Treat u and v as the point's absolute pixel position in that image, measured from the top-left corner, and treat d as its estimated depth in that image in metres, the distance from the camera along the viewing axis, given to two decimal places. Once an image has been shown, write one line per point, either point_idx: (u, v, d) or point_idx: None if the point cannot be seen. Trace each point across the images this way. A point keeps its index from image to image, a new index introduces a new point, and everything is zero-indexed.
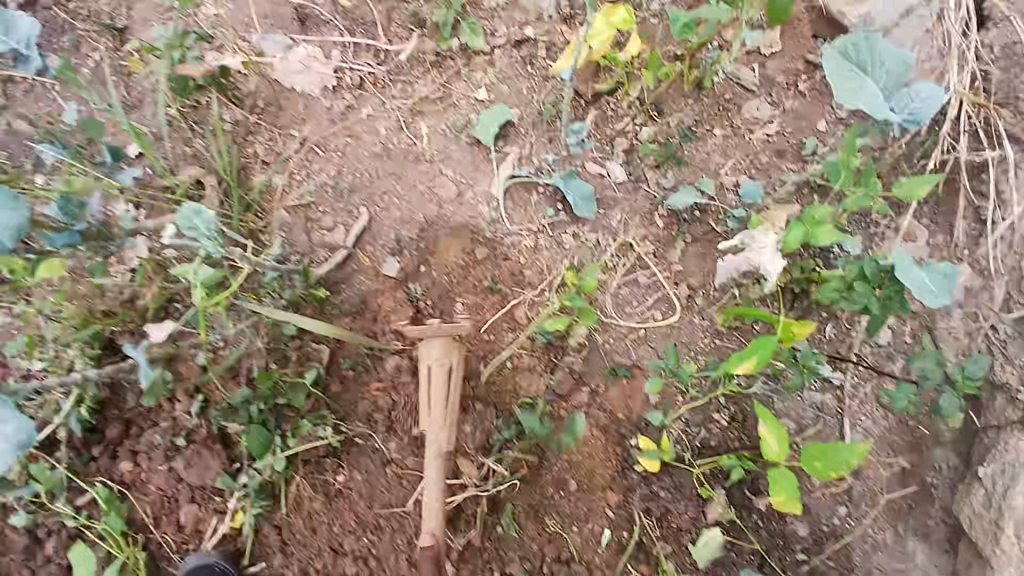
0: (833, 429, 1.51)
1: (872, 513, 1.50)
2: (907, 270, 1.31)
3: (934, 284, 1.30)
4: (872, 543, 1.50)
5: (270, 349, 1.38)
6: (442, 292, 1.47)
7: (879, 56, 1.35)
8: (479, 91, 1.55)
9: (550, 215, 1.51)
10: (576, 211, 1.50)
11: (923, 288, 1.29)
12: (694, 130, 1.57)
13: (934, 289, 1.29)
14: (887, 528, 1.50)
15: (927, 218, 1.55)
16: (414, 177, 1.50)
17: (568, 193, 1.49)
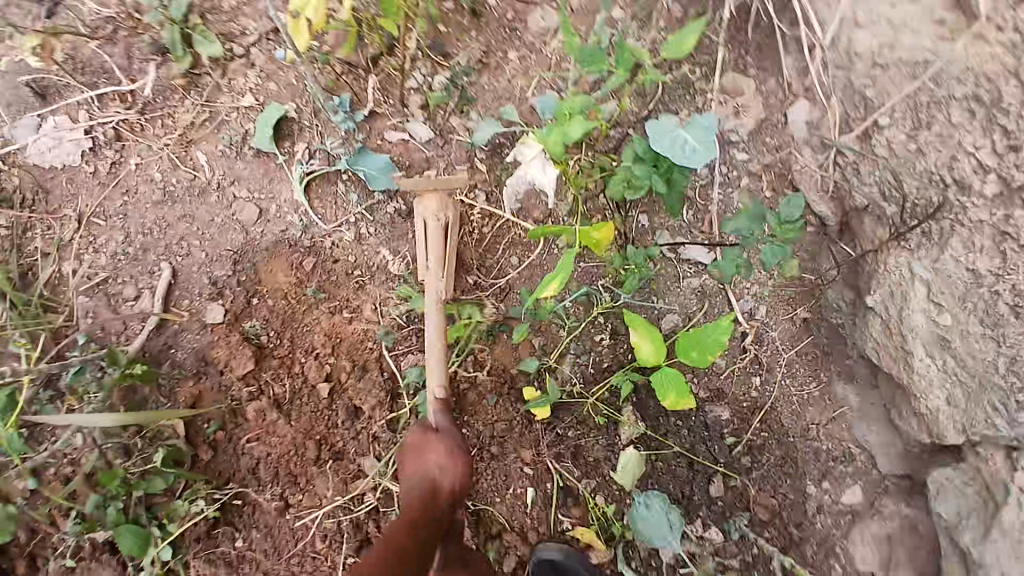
0: (721, 307, 1.42)
1: (789, 372, 1.41)
2: (662, 132, 1.21)
3: (693, 141, 1.19)
4: (798, 402, 1.41)
5: (106, 445, 1.29)
6: (285, 318, 1.37)
7: None
8: (245, 97, 1.39)
9: (356, 200, 1.38)
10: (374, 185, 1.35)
11: (672, 148, 1.18)
12: (486, 59, 1.43)
13: (690, 149, 1.18)
14: (810, 380, 1.41)
15: (754, 65, 1.42)
16: (207, 214, 1.38)
17: (362, 169, 1.34)
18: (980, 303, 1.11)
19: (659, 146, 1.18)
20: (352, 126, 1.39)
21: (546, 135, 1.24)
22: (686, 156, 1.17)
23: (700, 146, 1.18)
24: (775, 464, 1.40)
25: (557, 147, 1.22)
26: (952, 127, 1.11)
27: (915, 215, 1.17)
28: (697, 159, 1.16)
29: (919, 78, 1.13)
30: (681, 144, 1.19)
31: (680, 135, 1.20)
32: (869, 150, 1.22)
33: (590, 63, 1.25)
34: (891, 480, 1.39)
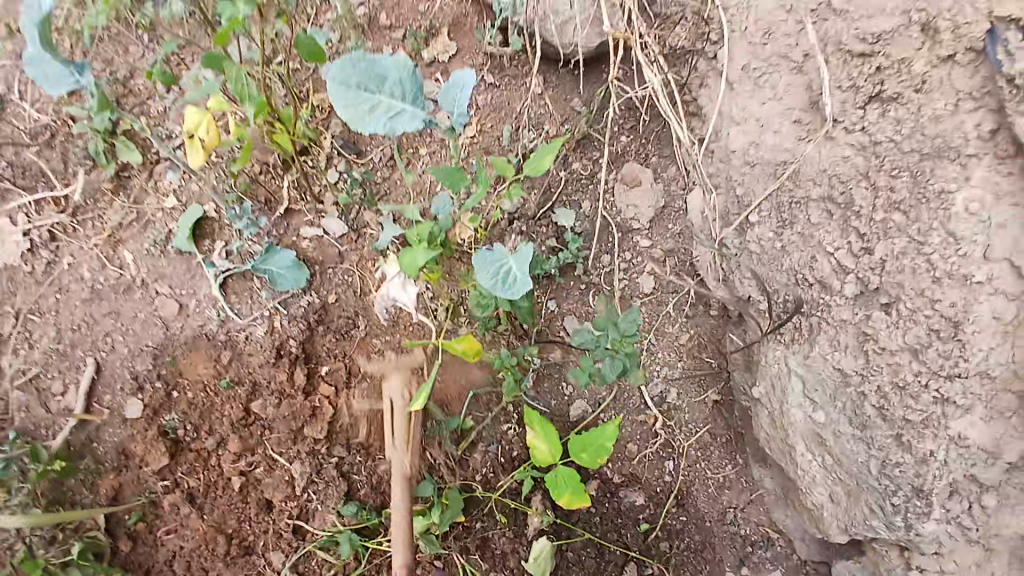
0: (628, 392, 1.49)
1: (701, 454, 1.50)
2: (491, 265, 1.20)
3: (516, 273, 1.19)
4: (714, 484, 1.49)
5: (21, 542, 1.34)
6: (202, 411, 1.41)
7: (381, 73, 1.24)
8: (168, 199, 1.48)
9: (267, 297, 1.44)
10: (281, 284, 1.43)
11: (494, 279, 1.18)
12: (399, 155, 1.52)
13: (513, 280, 1.18)
14: (725, 461, 1.49)
15: (655, 154, 1.51)
16: (131, 309, 1.45)
17: (267, 268, 1.42)
18: (848, 402, 1.12)
19: (483, 278, 1.17)
20: (256, 230, 1.46)
21: (403, 259, 1.23)
22: (503, 289, 1.17)
23: (522, 279, 1.18)
24: (691, 533, 1.48)
25: (410, 267, 1.22)
26: (812, 226, 1.14)
27: (785, 310, 1.21)
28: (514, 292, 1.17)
29: (778, 178, 1.18)
30: (505, 274, 1.19)
31: (507, 265, 1.21)
32: (745, 245, 1.26)
33: (449, 180, 1.29)
34: (811, 565, 1.44)
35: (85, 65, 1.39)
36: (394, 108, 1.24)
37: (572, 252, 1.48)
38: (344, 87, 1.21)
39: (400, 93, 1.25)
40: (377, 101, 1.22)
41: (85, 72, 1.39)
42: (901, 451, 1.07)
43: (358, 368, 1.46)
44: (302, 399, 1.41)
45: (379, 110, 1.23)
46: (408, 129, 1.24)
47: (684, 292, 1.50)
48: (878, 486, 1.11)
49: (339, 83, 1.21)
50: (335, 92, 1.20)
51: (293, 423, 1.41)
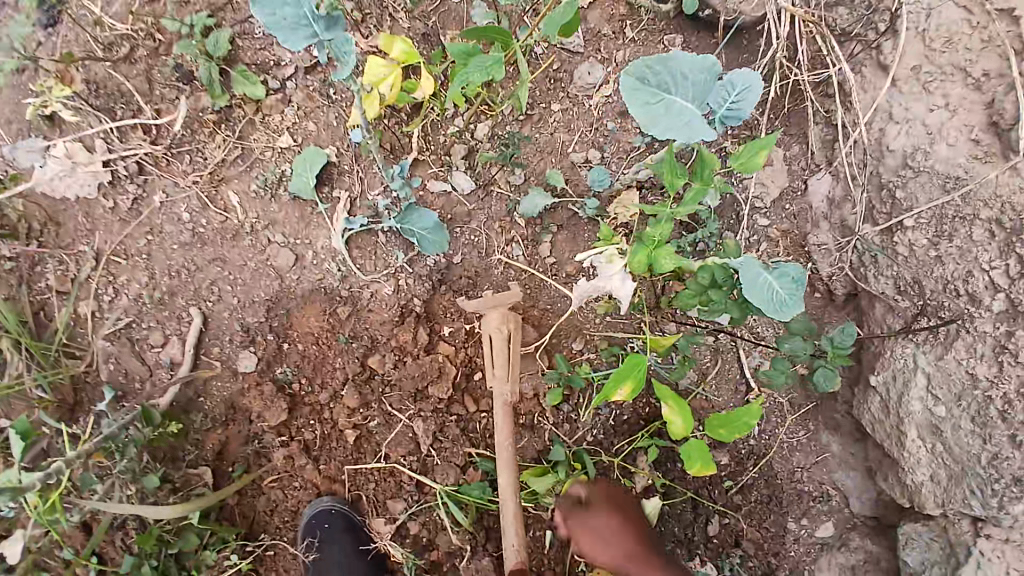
0: (730, 364, 1.53)
1: (784, 419, 1.54)
2: (760, 284, 1.13)
3: (786, 295, 1.13)
4: (788, 447, 1.55)
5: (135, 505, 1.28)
6: (316, 365, 1.36)
7: (682, 71, 1.06)
8: (281, 136, 1.33)
9: (401, 258, 1.34)
10: (426, 247, 1.32)
11: (770, 302, 1.12)
12: (530, 111, 1.42)
13: (783, 303, 1.13)
14: (800, 429, 1.55)
15: (781, 128, 1.47)
16: (239, 257, 1.33)
17: (411, 230, 1.29)
18: (973, 403, 1.24)
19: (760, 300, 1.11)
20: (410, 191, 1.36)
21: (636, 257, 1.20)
22: (778, 312, 1.12)
23: (792, 302, 1.13)
24: (762, 490, 1.55)
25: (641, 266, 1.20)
26: (972, 243, 1.22)
27: (928, 314, 1.29)
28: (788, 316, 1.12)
29: (950, 192, 1.23)
30: (774, 295, 1.13)
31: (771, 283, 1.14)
32: (891, 245, 1.32)
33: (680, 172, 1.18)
34: (860, 519, 1.53)
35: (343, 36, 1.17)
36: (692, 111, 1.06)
37: (710, 230, 1.45)
38: (641, 84, 1.05)
39: (697, 95, 1.07)
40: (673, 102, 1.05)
41: (329, 27, 1.16)
42: (1012, 448, 1.21)
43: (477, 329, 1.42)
44: (425, 358, 1.38)
45: (674, 112, 1.04)
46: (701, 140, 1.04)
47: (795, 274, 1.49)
48: (982, 473, 1.25)
49: (635, 80, 1.05)
50: (631, 92, 1.04)
51: (419, 383, 1.38)
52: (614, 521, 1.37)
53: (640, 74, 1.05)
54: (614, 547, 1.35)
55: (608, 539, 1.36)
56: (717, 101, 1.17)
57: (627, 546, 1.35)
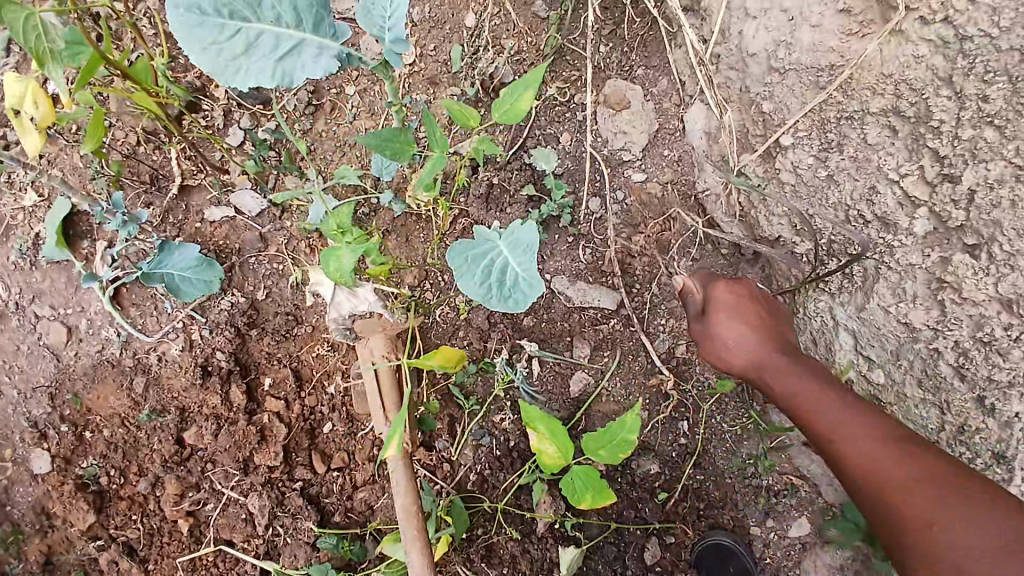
0: (638, 353, 1.22)
1: (715, 407, 1.22)
2: (476, 256, 0.86)
3: (519, 273, 0.83)
4: (732, 437, 1.23)
5: None
6: (126, 450, 1.15)
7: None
8: (26, 194, 1.15)
9: (167, 307, 1.13)
10: (189, 292, 1.05)
11: (485, 284, 0.83)
12: (316, 100, 1.16)
13: (513, 288, 0.83)
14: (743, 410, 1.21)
15: (641, 65, 1.19)
16: (10, 342, 1.14)
17: (164, 273, 1.04)
18: (917, 360, 0.91)
19: (469, 283, 0.83)
20: (137, 228, 1.12)
21: (328, 264, 0.88)
22: (499, 302, 0.83)
23: (529, 281, 0.82)
24: (713, 500, 1.23)
25: (350, 276, 0.88)
26: (869, 147, 0.90)
27: (833, 252, 0.98)
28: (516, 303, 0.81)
29: (825, 88, 0.92)
30: (501, 273, 0.84)
31: (497, 255, 0.86)
32: (774, 174, 1.02)
33: (390, 152, 0.86)
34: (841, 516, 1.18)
35: None
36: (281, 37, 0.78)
37: (558, 202, 1.18)
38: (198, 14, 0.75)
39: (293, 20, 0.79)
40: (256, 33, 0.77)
41: None
42: (986, 413, 0.85)
43: (310, 374, 1.18)
44: (243, 422, 1.13)
45: (263, 48, 0.78)
46: (307, 80, 0.80)
47: (688, 234, 1.19)
48: (952, 454, 0.91)
49: (191, 14, 0.75)
50: (190, 34, 0.75)
51: (239, 454, 1.14)
52: (765, 339, 0.86)
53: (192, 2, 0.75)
54: (763, 352, 0.85)
55: (744, 347, 0.86)
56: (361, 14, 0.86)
57: (783, 361, 0.84)
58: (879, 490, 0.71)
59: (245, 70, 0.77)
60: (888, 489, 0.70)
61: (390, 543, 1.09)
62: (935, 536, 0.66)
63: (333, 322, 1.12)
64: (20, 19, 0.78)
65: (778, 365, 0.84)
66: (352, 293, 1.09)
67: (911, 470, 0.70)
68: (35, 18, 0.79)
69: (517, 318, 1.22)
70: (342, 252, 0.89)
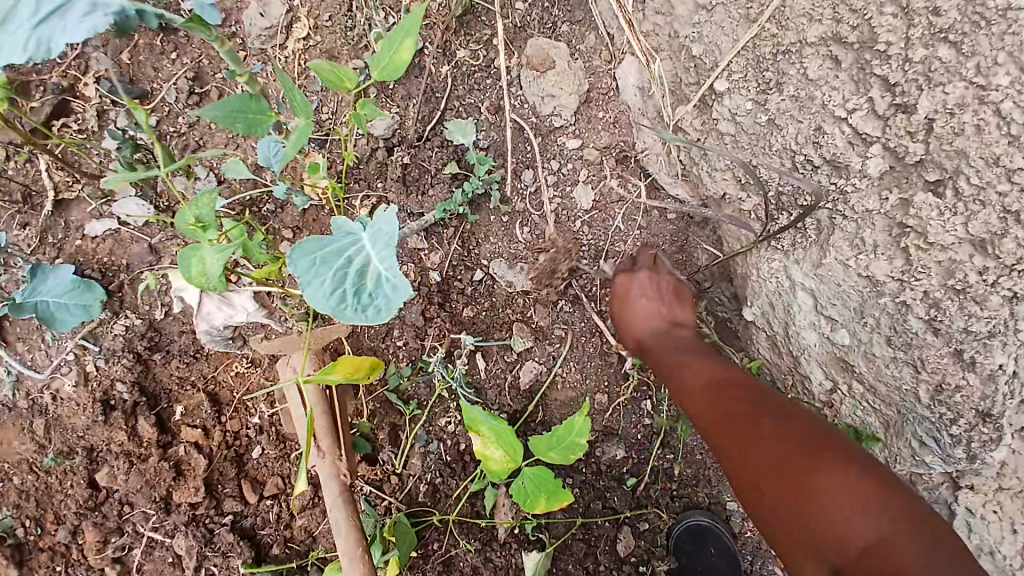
0: (590, 335, 1.12)
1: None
2: (327, 258, 0.74)
3: (380, 274, 0.72)
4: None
5: None
6: (39, 497, 1.03)
7: None
8: None
9: (49, 338, 1.01)
10: (65, 319, 0.91)
11: (338, 292, 0.72)
12: (201, 91, 1.03)
13: (370, 294, 0.72)
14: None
15: (562, 18, 1.07)
16: None
17: (37, 302, 0.91)
18: (883, 318, 0.81)
19: (317, 292, 0.71)
20: (1, 254, 0.98)
21: (188, 266, 0.78)
22: (354, 312, 0.71)
23: (391, 283, 0.72)
24: (687, 479, 1.15)
25: (216, 283, 0.79)
26: (810, 83, 0.79)
27: (783, 206, 0.88)
28: (376, 314, 0.70)
29: (756, 22, 0.82)
30: (359, 277, 0.73)
31: (357, 254, 0.74)
32: (713, 126, 0.91)
33: (243, 123, 0.80)
34: None
35: None
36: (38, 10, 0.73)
37: (484, 177, 1.06)
38: None
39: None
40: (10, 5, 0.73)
41: None
42: (964, 369, 0.77)
43: (231, 395, 1.07)
44: (156, 459, 1.03)
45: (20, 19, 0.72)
46: (65, 43, 0.71)
47: (632, 201, 1.08)
48: (929, 416, 0.81)
49: None
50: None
51: (156, 493, 1.03)
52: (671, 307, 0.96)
53: None
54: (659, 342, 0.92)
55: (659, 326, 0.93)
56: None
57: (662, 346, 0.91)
58: (751, 477, 0.67)
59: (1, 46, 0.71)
60: (764, 479, 0.66)
61: (332, 573, 0.99)
62: (822, 526, 0.60)
63: (206, 335, 0.99)
64: None
65: (665, 359, 0.88)
66: (224, 302, 0.99)
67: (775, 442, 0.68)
68: None
69: (455, 309, 1.11)
70: (204, 253, 0.78)
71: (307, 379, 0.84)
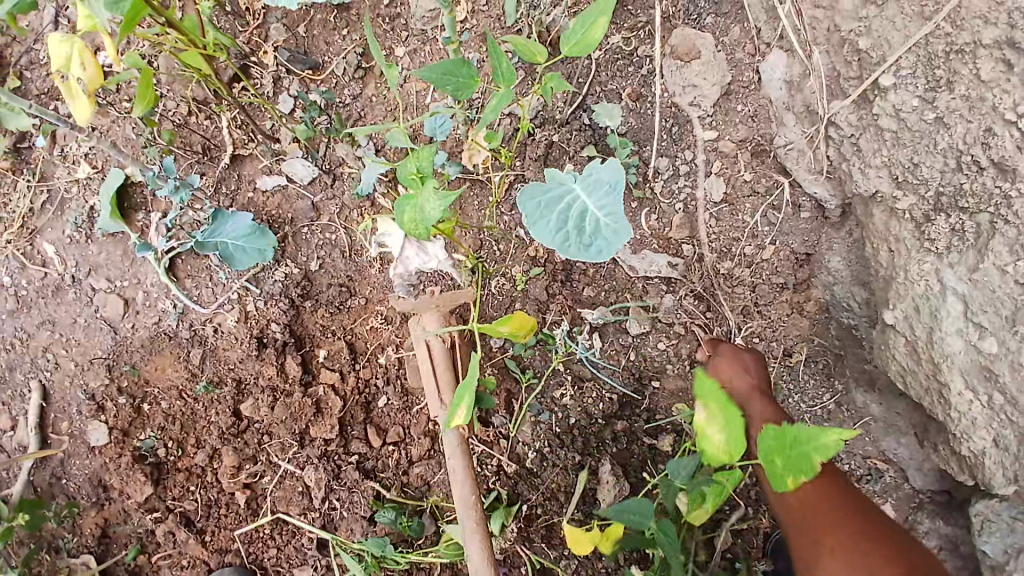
0: (711, 325, 1.14)
1: (789, 386, 1.14)
2: (548, 202, 0.79)
3: (601, 220, 0.77)
4: (809, 418, 1.14)
5: None
6: (183, 422, 1.13)
7: None
8: (81, 166, 1.16)
9: (223, 279, 1.12)
10: (237, 260, 1.07)
11: (562, 231, 0.77)
12: (365, 64, 1.12)
13: (593, 236, 0.77)
14: (823, 390, 1.13)
15: (709, 11, 1.08)
16: (67, 314, 1.15)
17: (221, 241, 1.07)
18: None
19: (544, 231, 0.77)
20: (190, 193, 1.10)
21: (402, 212, 0.80)
22: (578, 251, 0.76)
23: (614, 230, 0.76)
24: None
25: (428, 229, 0.79)
26: (981, 84, 0.79)
27: (941, 206, 0.88)
28: (600, 254, 0.76)
29: (931, 19, 0.82)
30: (579, 220, 0.78)
31: (575, 199, 0.80)
32: (871, 121, 0.92)
33: (451, 87, 0.80)
34: (928, 495, 1.10)
35: (169, 162, 1.08)
36: None
37: (623, 159, 1.11)
38: None
39: None
40: None
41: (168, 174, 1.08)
42: None
43: (365, 347, 1.16)
44: (300, 395, 1.13)
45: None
46: None
47: (765, 196, 1.09)
48: None
49: None
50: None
51: (296, 426, 1.13)
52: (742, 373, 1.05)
53: None
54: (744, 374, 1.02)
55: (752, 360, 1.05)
56: None
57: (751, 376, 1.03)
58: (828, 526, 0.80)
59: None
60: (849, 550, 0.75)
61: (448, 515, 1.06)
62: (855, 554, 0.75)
63: (400, 279, 1.14)
64: None
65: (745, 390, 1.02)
66: (421, 249, 1.11)
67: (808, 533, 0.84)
68: None
69: (576, 289, 1.15)
70: (418, 201, 0.80)
71: (479, 327, 0.90)
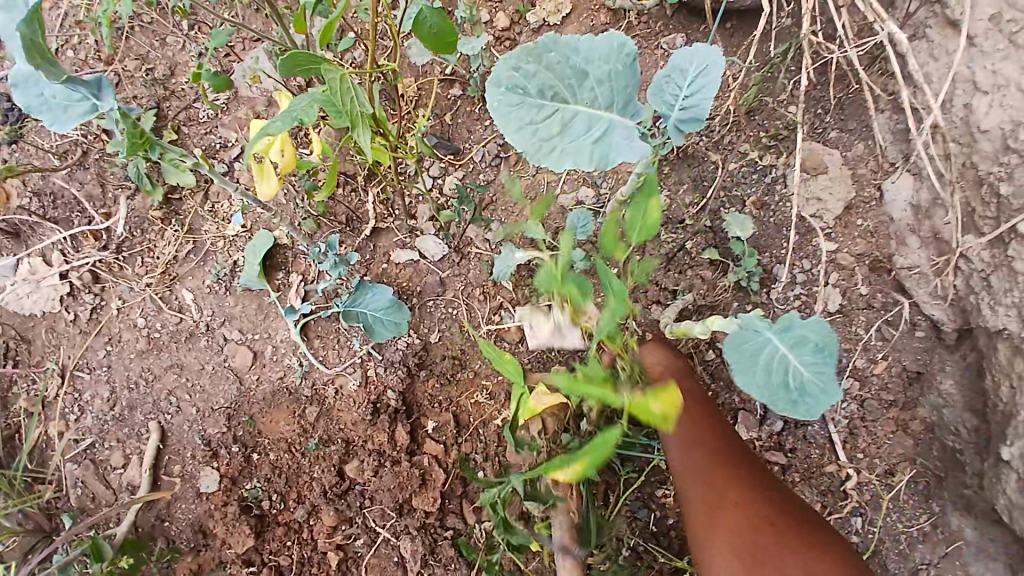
0: (815, 436, 1.15)
1: (892, 507, 1.13)
2: (753, 353, 0.85)
3: (806, 378, 0.83)
4: (906, 540, 1.13)
5: None
6: (289, 476, 1.17)
7: (579, 70, 0.82)
8: (229, 225, 1.24)
9: (358, 346, 1.18)
10: (382, 330, 1.12)
11: (772, 386, 0.83)
12: (504, 154, 1.20)
13: (801, 392, 0.83)
14: (922, 512, 1.12)
15: (834, 129, 1.13)
16: (195, 360, 1.20)
17: (361, 313, 1.12)
18: None
19: (756, 385, 0.82)
20: (345, 269, 1.16)
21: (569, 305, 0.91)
22: (788, 407, 0.83)
23: (818, 388, 0.83)
24: None
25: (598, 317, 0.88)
26: None
27: None
28: (810, 412, 0.83)
29: None
30: (784, 375, 0.84)
31: (775, 352, 0.85)
32: (1004, 261, 0.97)
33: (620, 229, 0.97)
34: None
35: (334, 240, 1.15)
36: (587, 119, 0.82)
37: (745, 268, 1.13)
38: (519, 92, 0.81)
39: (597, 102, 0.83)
40: (574, 116, 0.81)
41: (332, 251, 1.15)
42: None
43: (469, 421, 1.20)
44: (407, 464, 1.16)
45: (576, 130, 0.81)
46: (622, 160, 0.82)
47: (880, 313, 1.12)
48: None
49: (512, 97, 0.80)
50: (507, 114, 0.81)
51: (400, 495, 1.16)
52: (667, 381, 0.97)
53: (514, 88, 0.80)
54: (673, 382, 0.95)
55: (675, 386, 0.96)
56: (663, 103, 0.90)
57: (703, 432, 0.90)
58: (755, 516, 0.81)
59: (561, 148, 0.81)
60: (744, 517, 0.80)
61: None
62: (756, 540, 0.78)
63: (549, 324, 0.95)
64: (337, 78, 0.80)
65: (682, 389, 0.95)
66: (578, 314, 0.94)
67: (783, 523, 0.79)
68: (347, 80, 0.81)
69: None
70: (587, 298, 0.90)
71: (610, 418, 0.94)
